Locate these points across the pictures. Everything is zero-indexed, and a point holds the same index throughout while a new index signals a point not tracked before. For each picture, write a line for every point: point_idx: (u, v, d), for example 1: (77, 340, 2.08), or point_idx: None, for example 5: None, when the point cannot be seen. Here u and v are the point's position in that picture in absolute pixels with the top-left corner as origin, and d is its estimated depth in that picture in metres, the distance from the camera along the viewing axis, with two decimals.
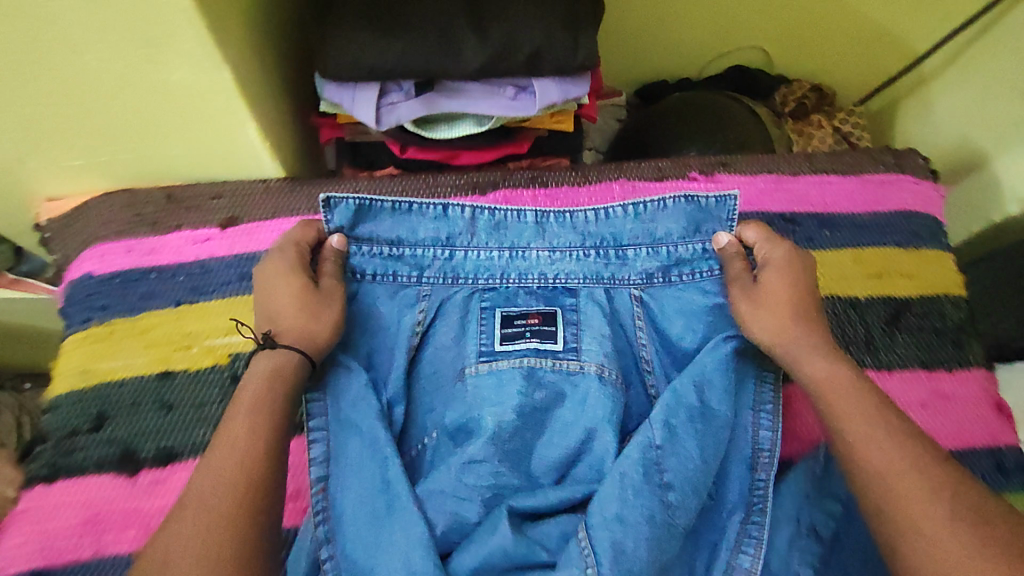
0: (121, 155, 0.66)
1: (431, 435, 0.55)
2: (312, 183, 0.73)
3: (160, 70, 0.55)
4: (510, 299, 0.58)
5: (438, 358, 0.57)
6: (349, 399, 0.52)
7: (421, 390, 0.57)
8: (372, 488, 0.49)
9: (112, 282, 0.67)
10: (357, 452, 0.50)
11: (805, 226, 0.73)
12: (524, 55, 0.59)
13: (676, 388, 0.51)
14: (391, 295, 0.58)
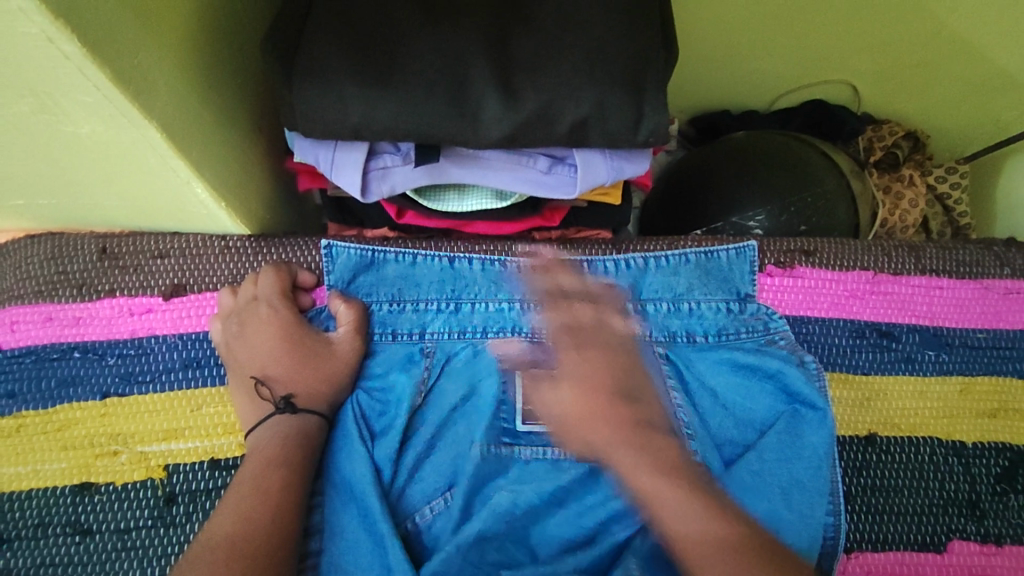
0: (39, 201, 0.54)
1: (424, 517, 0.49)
2: (282, 239, 0.57)
3: (55, 121, 0.41)
4: (527, 358, 0.55)
5: (455, 454, 0.51)
6: (353, 486, 0.48)
7: (409, 466, 0.50)
8: (370, 558, 0.45)
9: (22, 360, 0.53)
10: (356, 535, 0.46)
11: (903, 344, 0.58)
12: (565, 125, 0.45)
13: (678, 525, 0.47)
14: (399, 361, 0.54)
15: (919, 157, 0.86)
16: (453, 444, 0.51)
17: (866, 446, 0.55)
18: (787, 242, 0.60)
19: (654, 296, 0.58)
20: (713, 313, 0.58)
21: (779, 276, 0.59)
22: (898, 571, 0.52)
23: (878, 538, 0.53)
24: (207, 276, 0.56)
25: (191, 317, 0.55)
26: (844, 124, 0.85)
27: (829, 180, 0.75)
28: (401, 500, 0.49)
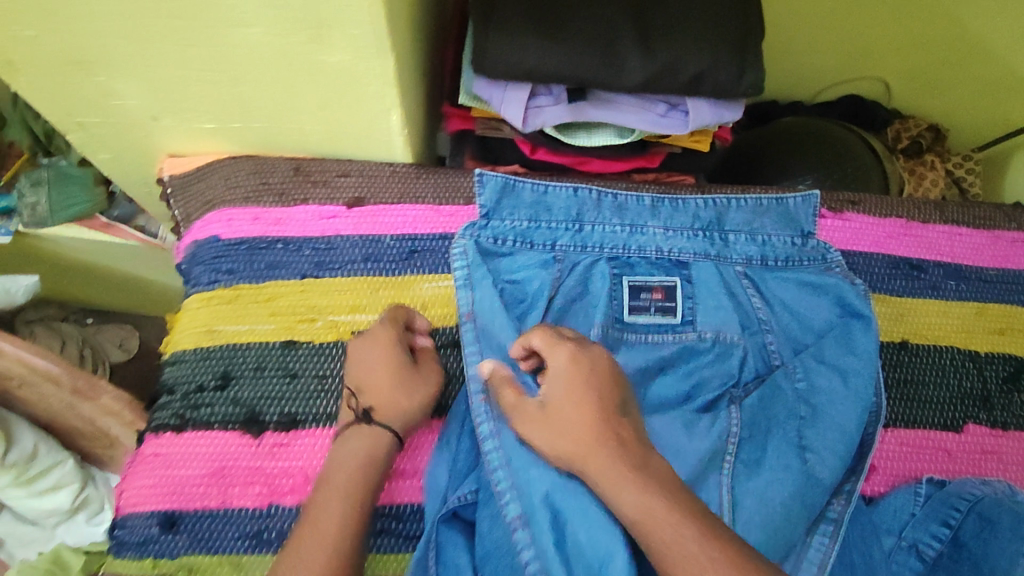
0: (252, 124, 0.68)
1: None
2: (441, 172, 0.72)
3: (316, 51, 0.55)
4: (634, 269, 0.69)
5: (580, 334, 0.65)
6: (498, 350, 0.61)
7: None
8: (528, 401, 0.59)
9: (237, 246, 0.67)
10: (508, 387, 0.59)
11: (931, 275, 0.72)
12: (686, 76, 0.59)
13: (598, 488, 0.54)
14: (536, 264, 0.68)
15: (940, 146, 1.01)
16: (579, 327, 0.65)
17: (899, 349, 0.69)
18: (837, 194, 0.75)
19: (734, 228, 0.72)
20: (778, 241, 0.71)
21: (832, 218, 0.73)
22: (923, 443, 0.66)
23: (909, 419, 0.66)
24: (381, 192, 0.70)
25: (368, 220, 0.69)
26: (876, 115, 1.00)
27: (867, 157, 0.89)
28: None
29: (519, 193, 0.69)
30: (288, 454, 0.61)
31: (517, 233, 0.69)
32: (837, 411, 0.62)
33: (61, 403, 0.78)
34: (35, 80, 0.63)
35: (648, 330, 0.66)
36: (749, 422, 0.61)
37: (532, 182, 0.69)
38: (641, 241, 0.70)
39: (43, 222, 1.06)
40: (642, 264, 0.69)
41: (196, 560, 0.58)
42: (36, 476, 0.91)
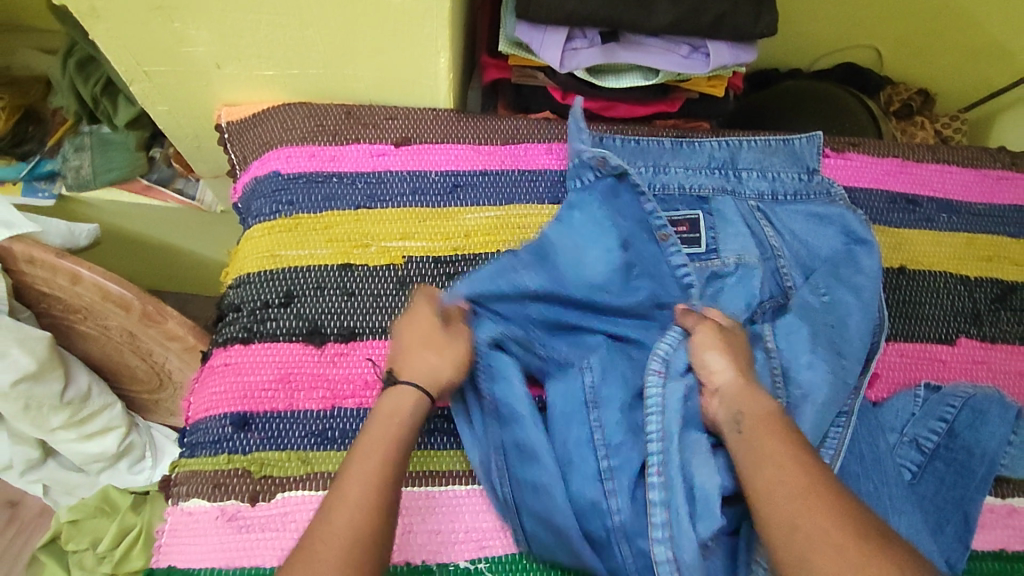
0: (309, 71, 0.75)
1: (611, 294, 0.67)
2: (479, 117, 0.79)
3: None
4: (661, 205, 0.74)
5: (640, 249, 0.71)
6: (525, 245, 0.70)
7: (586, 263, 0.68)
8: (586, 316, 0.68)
9: (297, 180, 0.73)
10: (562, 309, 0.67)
11: (925, 208, 0.79)
12: (709, 18, 0.67)
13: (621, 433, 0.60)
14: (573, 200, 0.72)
15: (929, 110, 1.09)
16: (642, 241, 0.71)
17: (899, 274, 0.76)
18: (839, 137, 0.83)
19: (746, 167, 0.79)
20: (785, 178, 0.79)
21: (834, 157, 0.81)
22: (921, 354, 0.73)
23: (908, 333, 0.73)
24: (426, 132, 0.77)
25: (416, 158, 0.75)
26: (871, 81, 1.08)
27: (864, 114, 0.96)
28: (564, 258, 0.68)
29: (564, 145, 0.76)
30: (347, 362, 0.67)
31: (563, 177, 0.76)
32: (845, 318, 0.69)
33: (121, 336, 0.83)
34: (114, 26, 0.68)
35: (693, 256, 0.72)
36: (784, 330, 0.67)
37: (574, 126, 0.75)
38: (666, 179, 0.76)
39: (85, 185, 1.11)
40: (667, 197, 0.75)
41: (266, 456, 0.63)
42: (87, 416, 0.92)
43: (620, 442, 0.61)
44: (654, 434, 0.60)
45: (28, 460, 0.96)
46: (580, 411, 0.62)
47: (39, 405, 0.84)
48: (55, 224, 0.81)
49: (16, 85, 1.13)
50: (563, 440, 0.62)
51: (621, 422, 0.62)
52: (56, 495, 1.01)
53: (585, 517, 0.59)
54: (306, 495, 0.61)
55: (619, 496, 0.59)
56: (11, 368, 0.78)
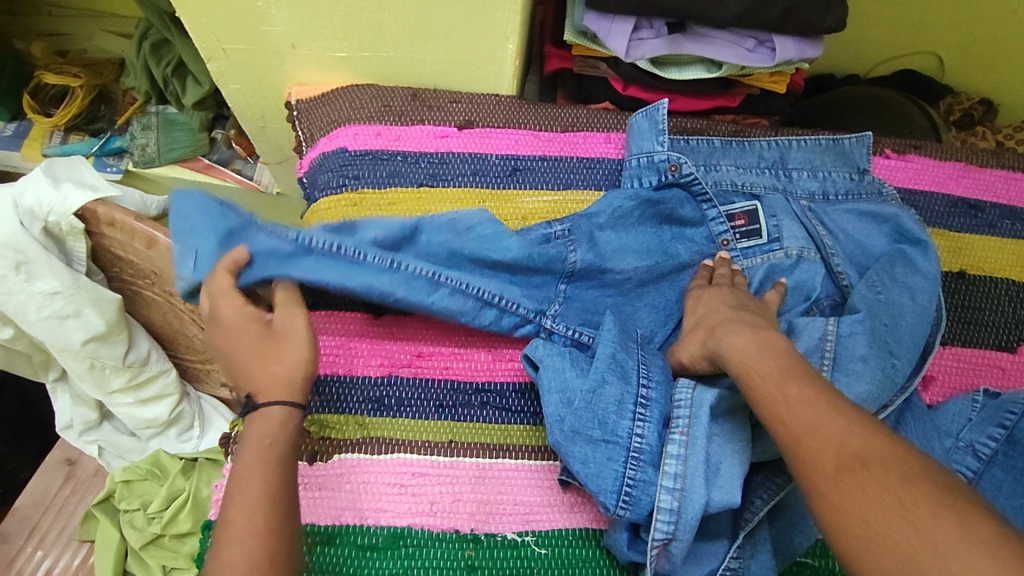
0: (379, 54, 0.78)
1: (653, 283, 0.71)
2: (539, 104, 0.81)
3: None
4: (726, 199, 0.74)
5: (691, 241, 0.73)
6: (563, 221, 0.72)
7: (633, 253, 0.71)
8: (636, 306, 0.70)
9: (363, 157, 0.76)
10: (597, 296, 0.70)
11: (988, 214, 0.78)
12: (777, 11, 0.67)
13: (577, 402, 0.59)
14: (618, 197, 0.73)
15: (990, 120, 1.08)
16: (692, 234, 0.74)
17: (957, 278, 0.75)
18: (900, 140, 0.82)
19: (797, 166, 0.79)
20: (842, 178, 0.78)
21: (895, 158, 0.81)
22: (979, 360, 0.71)
23: (966, 339, 0.72)
24: (488, 117, 0.79)
25: (478, 143, 0.77)
26: (932, 87, 1.07)
27: (923, 121, 0.95)
28: (604, 239, 0.71)
29: (633, 134, 0.77)
30: (404, 334, 0.69)
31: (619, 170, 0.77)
32: (907, 314, 0.67)
33: (183, 303, 0.86)
34: (201, 2, 0.71)
35: (739, 254, 0.72)
36: (848, 324, 0.65)
37: (639, 121, 0.76)
38: (718, 177, 0.76)
39: (150, 161, 1.15)
40: (727, 191, 0.75)
41: (325, 417, 0.64)
42: (143, 381, 0.96)
43: (653, 387, 0.61)
44: (679, 422, 0.58)
45: (86, 421, 1.01)
46: (613, 369, 0.60)
47: (103, 366, 0.89)
48: (131, 191, 0.85)
49: (94, 65, 1.18)
50: (600, 375, 0.60)
51: (660, 373, 0.62)
52: (108, 458, 1.04)
53: (597, 442, 0.58)
54: (361, 458, 0.63)
55: (647, 425, 0.59)
56: (83, 327, 0.82)
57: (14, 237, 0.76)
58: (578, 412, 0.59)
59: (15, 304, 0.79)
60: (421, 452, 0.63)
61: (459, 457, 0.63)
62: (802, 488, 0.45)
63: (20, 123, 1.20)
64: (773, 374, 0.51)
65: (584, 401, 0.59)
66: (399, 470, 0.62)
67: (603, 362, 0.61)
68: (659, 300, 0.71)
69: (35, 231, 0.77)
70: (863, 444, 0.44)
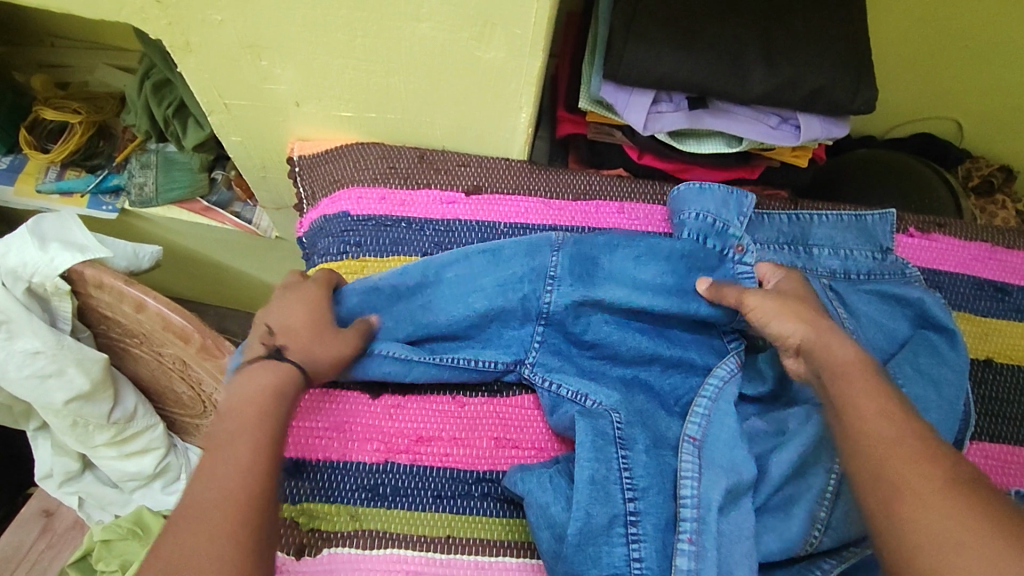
0: (386, 114, 0.75)
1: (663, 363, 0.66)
2: (550, 169, 0.78)
3: (478, 48, 0.63)
4: None
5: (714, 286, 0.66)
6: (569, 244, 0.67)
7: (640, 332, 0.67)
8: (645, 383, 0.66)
9: (365, 222, 0.73)
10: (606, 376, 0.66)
11: (1015, 298, 0.75)
12: (805, 91, 0.64)
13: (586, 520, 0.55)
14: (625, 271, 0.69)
15: (1010, 186, 1.05)
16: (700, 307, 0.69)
17: (984, 366, 0.72)
18: (923, 217, 0.79)
19: (817, 243, 0.76)
20: (863, 257, 0.75)
21: (918, 237, 0.77)
22: (1008, 457, 0.68)
23: (994, 433, 0.69)
24: (498, 183, 0.76)
25: (487, 211, 0.74)
26: (950, 151, 1.05)
27: (944, 190, 0.92)
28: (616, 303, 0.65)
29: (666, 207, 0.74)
30: (403, 416, 0.65)
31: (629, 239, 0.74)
32: (933, 410, 0.64)
33: (172, 362, 0.83)
34: (203, 59, 0.69)
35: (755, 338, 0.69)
36: None
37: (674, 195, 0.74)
38: None
39: (147, 202, 1.13)
40: None
41: (316, 507, 0.60)
42: (126, 437, 0.91)
43: (646, 485, 0.57)
44: (685, 531, 0.55)
45: (67, 472, 0.96)
46: (599, 491, 0.56)
47: (86, 423, 0.85)
48: (121, 246, 0.82)
49: (93, 101, 1.16)
50: (583, 510, 0.55)
51: (650, 465, 0.58)
52: (89, 509, 0.99)
53: (599, 556, 0.54)
54: (352, 552, 0.58)
55: (645, 544, 0.55)
56: (65, 387, 0.78)
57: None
58: (578, 544, 0.54)
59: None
60: (416, 547, 0.59)
61: (457, 555, 0.59)
62: None
63: (15, 157, 1.17)
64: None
65: (572, 543, 0.54)
66: (392, 568, 0.58)
67: (597, 479, 0.56)
68: (672, 379, 0.66)
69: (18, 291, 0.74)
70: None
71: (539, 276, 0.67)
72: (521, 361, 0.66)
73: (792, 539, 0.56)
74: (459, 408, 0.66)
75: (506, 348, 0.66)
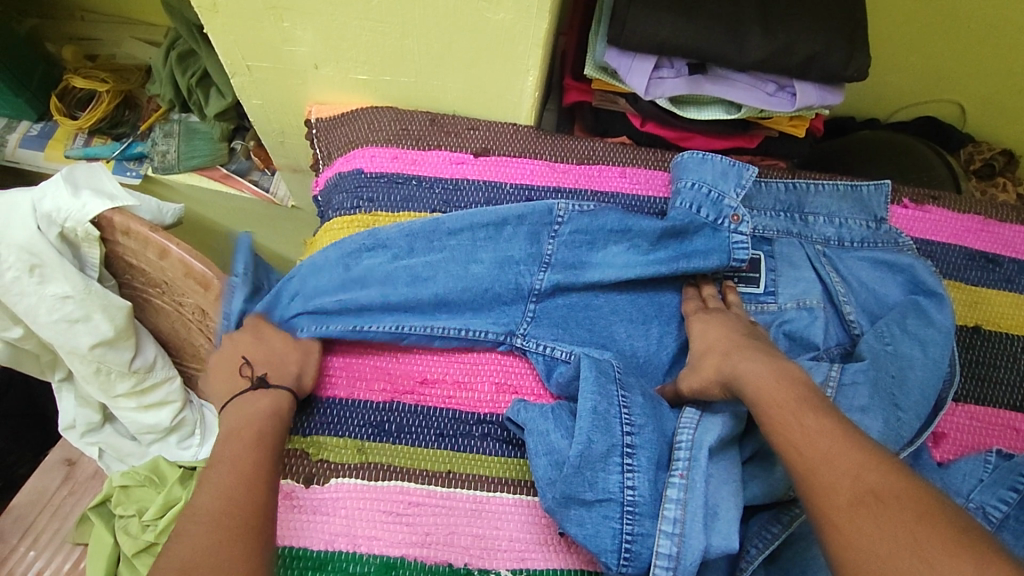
0: (400, 79, 0.78)
1: (653, 316, 0.71)
2: (556, 135, 0.81)
3: (488, 9, 0.66)
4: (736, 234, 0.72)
5: (709, 252, 0.70)
6: (565, 229, 0.71)
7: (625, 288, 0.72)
8: (635, 332, 0.70)
9: (378, 179, 0.76)
10: (607, 324, 0.70)
11: (1006, 269, 0.77)
12: (800, 57, 0.67)
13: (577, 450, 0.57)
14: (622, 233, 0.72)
15: (1012, 169, 1.07)
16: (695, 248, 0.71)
17: (972, 332, 0.74)
18: (918, 190, 0.82)
19: (814, 211, 0.78)
20: (858, 225, 0.77)
21: (913, 208, 0.80)
22: (993, 419, 0.70)
23: (980, 396, 0.71)
24: (505, 146, 0.79)
25: (494, 172, 0.77)
26: (954, 134, 1.06)
27: (943, 169, 0.94)
28: (599, 277, 0.70)
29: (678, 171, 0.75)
30: (409, 360, 0.69)
31: (630, 203, 0.77)
32: (920, 367, 0.66)
33: (192, 313, 0.87)
34: (228, 20, 0.73)
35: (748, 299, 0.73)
36: (855, 373, 0.64)
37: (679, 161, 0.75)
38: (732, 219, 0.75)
39: (169, 169, 1.17)
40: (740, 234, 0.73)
41: (324, 440, 0.64)
42: (146, 389, 0.95)
43: (643, 423, 0.60)
44: (678, 466, 0.57)
45: (89, 423, 1.01)
46: (597, 424, 0.59)
47: (108, 370, 0.89)
48: (148, 200, 0.85)
49: (120, 71, 1.20)
50: (586, 435, 0.58)
51: (646, 408, 0.61)
52: (108, 461, 1.03)
53: (590, 487, 0.57)
54: (358, 483, 0.62)
55: (638, 475, 0.58)
56: (91, 332, 0.82)
57: (30, 241, 0.77)
58: (569, 476, 0.56)
59: (26, 305, 0.79)
60: (418, 480, 0.62)
61: (457, 489, 0.62)
62: (818, 537, 0.44)
63: (46, 124, 1.22)
64: (787, 405, 0.50)
65: (572, 465, 0.57)
66: (395, 498, 0.61)
67: (588, 419, 0.59)
68: (657, 334, 0.70)
69: (52, 236, 0.78)
70: (879, 480, 0.43)
71: (535, 259, 0.71)
72: (512, 333, 0.69)
73: (774, 479, 0.59)
74: (463, 354, 0.69)
75: (499, 321, 0.70)
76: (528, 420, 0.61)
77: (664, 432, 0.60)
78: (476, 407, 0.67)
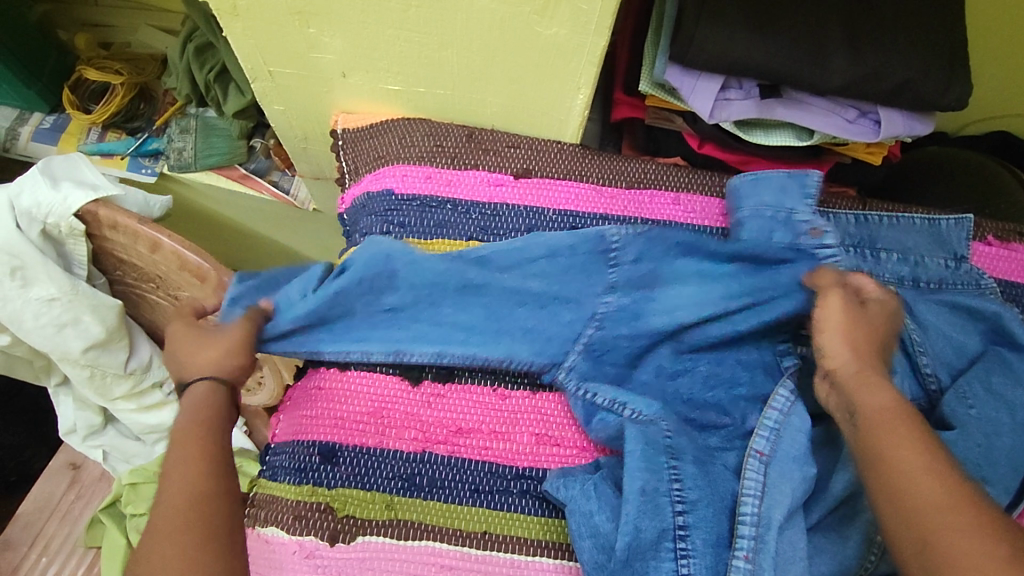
0: (436, 90, 0.72)
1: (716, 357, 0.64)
2: (604, 154, 0.74)
3: (539, 23, 0.59)
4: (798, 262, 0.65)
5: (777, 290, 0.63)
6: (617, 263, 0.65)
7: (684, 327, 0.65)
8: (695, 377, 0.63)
9: (409, 202, 0.70)
10: (662, 368, 0.64)
11: None
12: (892, 82, 0.59)
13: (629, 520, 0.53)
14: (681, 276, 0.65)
15: None
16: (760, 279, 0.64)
17: None
18: (1003, 224, 0.74)
19: (887, 246, 0.71)
20: (934, 264, 0.70)
21: (997, 246, 0.72)
22: None
23: None
24: (550, 167, 0.73)
25: (540, 196, 0.71)
26: None
27: None
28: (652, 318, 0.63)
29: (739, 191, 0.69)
30: (444, 406, 0.63)
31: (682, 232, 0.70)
32: (1007, 435, 0.59)
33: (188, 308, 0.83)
34: (249, 24, 0.66)
35: None
36: None
37: (741, 180, 0.69)
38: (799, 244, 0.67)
39: (185, 167, 1.11)
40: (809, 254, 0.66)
41: (350, 494, 0.59)
42: (143, 389, 0.90)
43: (697, 497, 0.55)
44: (740, 550, 0.52)
45: (90, 426, 0.95)
46: (645, 507, 0.54)
47: (103, 373, 0.85)
48: (134, 191, 0.81)
49: (134, 62, 1.14)
50: (632, 523, 0.53)
51: (699, 477, 0.56)
52: (113, 463, 0.97)
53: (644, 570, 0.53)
54: (387, 542, 0.57)
55: (694, 561, 0.53)
56: (81, 335, 0.79)
57: (11, 241, 0.72)
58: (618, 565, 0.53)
59: (12, 311, 0.76)
60: (451, 541, 0.58)
61: (493, 552, 0.57)
62: None
63: (58, 116, 1.16)
64: None
65: (621, 557, 0.53)
66: (428, 560, 0.57)
67: (634, 502, 0.54)
68: (724, 376, 0.63)
69: (32, 234, 0.74)
70: None
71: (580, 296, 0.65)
72: (556, 364, 0.63)
73: (845, 555, 0.54)
74: (501, 401, 0.64)
75: (544, 348, 0.63)
76: (569, 497, 0.57)
77: (718, 506, 0.55)
78: (518, 457, 0.62)
